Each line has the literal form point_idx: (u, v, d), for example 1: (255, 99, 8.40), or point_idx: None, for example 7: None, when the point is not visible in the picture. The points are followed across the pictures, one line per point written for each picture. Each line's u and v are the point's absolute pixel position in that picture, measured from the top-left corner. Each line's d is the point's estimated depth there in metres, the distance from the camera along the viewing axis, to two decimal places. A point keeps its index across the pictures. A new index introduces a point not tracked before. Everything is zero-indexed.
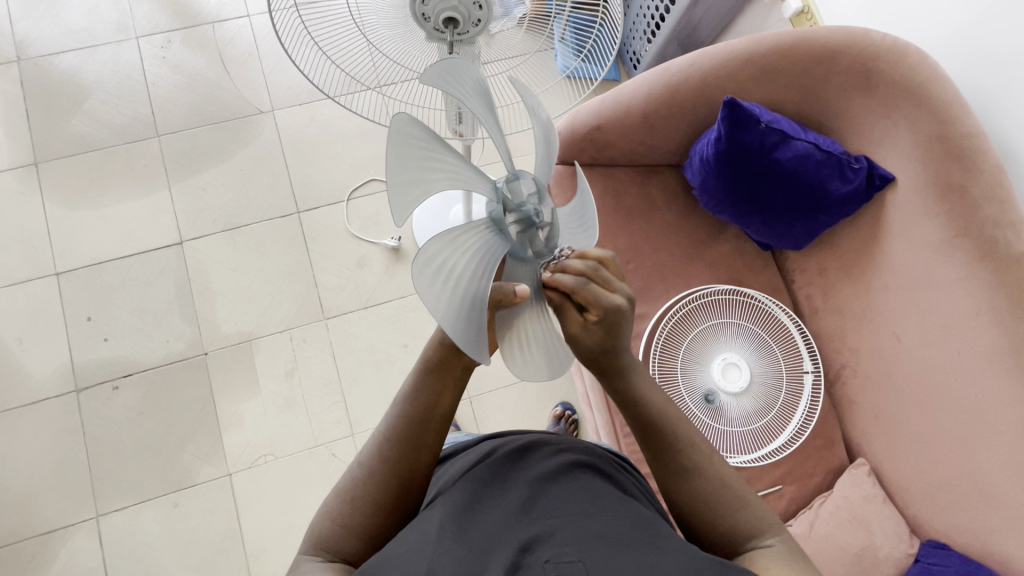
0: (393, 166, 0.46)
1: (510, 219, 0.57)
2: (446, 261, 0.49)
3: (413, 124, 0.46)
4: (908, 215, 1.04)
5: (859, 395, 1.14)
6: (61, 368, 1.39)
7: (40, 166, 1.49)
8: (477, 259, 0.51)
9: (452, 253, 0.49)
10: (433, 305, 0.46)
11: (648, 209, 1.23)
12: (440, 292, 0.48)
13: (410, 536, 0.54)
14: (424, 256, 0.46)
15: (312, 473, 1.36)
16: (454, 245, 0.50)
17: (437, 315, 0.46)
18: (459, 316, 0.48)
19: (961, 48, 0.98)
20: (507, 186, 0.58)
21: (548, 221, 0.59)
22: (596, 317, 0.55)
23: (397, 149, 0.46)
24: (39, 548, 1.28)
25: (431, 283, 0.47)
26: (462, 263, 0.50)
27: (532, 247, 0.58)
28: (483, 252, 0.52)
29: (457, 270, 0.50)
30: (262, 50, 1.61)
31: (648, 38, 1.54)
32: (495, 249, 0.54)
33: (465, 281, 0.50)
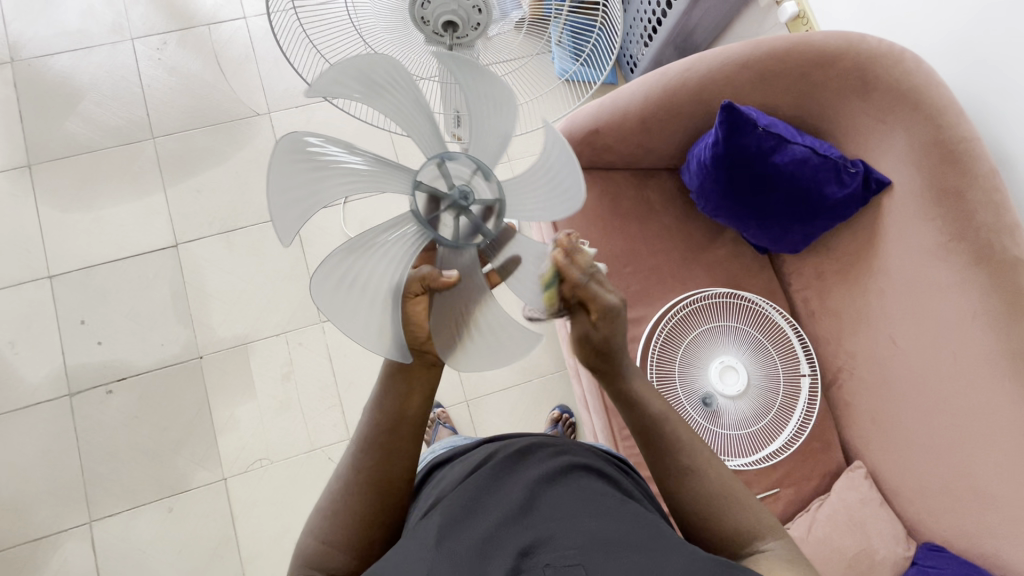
0: (279, 183, 0.52)
1: (442, 210, 0.58)
2: (355, 270, 0.57)
3: (294, 137, 0.51)
4: (903, 219, 1.04)
5: (855, 398, 1.14)
6: (54, 372, 1.37)
7: (34, 168, 1.48)
8: (393, 261, 0.58)
9: (363, 262, 0.57)
10: (342, 316, 0.55)
11: (645, 213, 1.23)
12: (350, 300, 0.56)
13: (410, 542, 0.53)
14: (326, 270, 0.55)
15: (309, 477, 1.36)
16: (361, 253, 0.57)
17: (343, 324, 0.55)
18: (373, 317, 0.56)
19: (956, 54, 0.99)
20: (436, 174, 0.58)
21: (487, 199, 0.58)
22: (603, 311, 0.57)
23: (280, 166, 0.51)
24: (32, 555, 1.27)
25: (335, 293, 0.56)
26: (374, 269, 0.57)
27: (467, 231, 0.59)
28: (398, 250, 0.58)
29: (370, 276, 0.57)
30: (259, 53, 1.61)
31: (644, 42, 1.55)
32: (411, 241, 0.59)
33: (373, 283, 0.57)
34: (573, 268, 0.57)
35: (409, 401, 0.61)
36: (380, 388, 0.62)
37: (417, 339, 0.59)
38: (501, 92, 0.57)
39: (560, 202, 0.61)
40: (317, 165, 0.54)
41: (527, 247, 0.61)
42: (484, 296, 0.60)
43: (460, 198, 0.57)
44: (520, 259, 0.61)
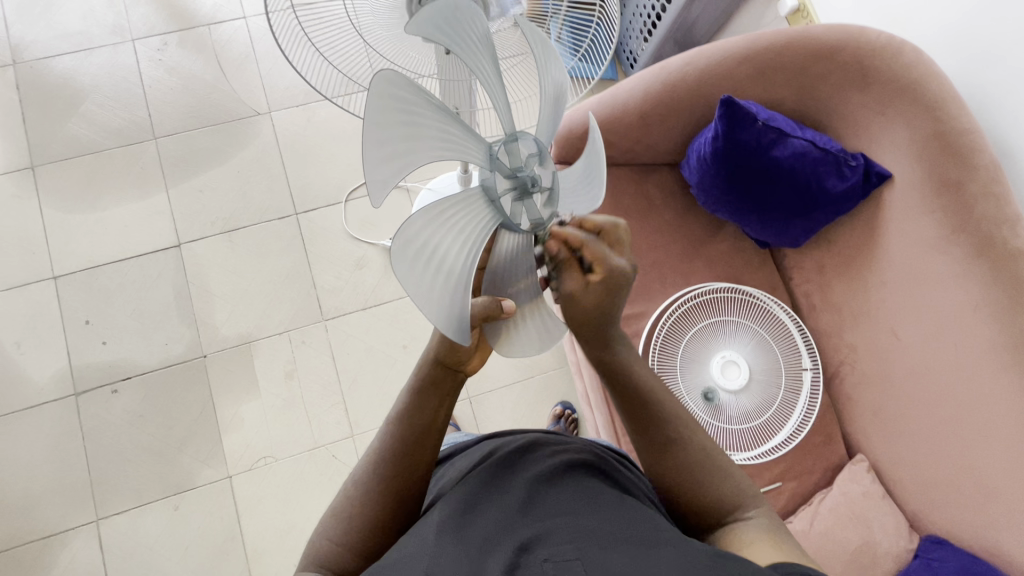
0: (376, 132, 0.45)
1: (507, 188, 0.56)
2: (428, 237, 0.48)
3: (395, 80, 0.45)
4: (905, 212, 1.04)
5: (858, 392, 1.14)
6: (60, 372, 1.38)
7: (37, 170, 1.49)
8: (462, 241, 0.51)
9: (432, 231, 0.49)
10: (419, 291, 0.45)
11: (646, 208, 1.23)
12: (421, 265, 0.47)
13: (411, 539, 0.54)
14: (407, 234, 0.46)
15: (313, 474, 1.37)
16: (431, 223, 0.49)
17: (422, 301, 0.45)
18: (447, 300, 0.47)
19: (956, 47, 0.99)
20: (506, 153, 0.56)
21: (546, 185, 0.59)
22: (607, 269, 0.58)
23: (379, 107, 0.44)
24: (40, 553, 1.28)
25: (411, 268, 0.45)
26: (447, 245, 0.50)
27: (527, 215, 0.58)
28: (464, 227, 0.52)
29: (442, 249, 0.49)
30: (259, 52, 1.61)
31: (644, 37, 1.54)
32: (478, 221, 0.54)
33: (446, 265, 0.49)
34: (579, 228, 0.59)
35: (438, 416, 0.63)
36: (405, 400, 0.63)
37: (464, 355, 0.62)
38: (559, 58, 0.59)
39: (584, 197, 0.62)
40: (406, 121, 0.48)
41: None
42: (533, 302, 0.63)
43: (528, 182, 0.57)
44: None
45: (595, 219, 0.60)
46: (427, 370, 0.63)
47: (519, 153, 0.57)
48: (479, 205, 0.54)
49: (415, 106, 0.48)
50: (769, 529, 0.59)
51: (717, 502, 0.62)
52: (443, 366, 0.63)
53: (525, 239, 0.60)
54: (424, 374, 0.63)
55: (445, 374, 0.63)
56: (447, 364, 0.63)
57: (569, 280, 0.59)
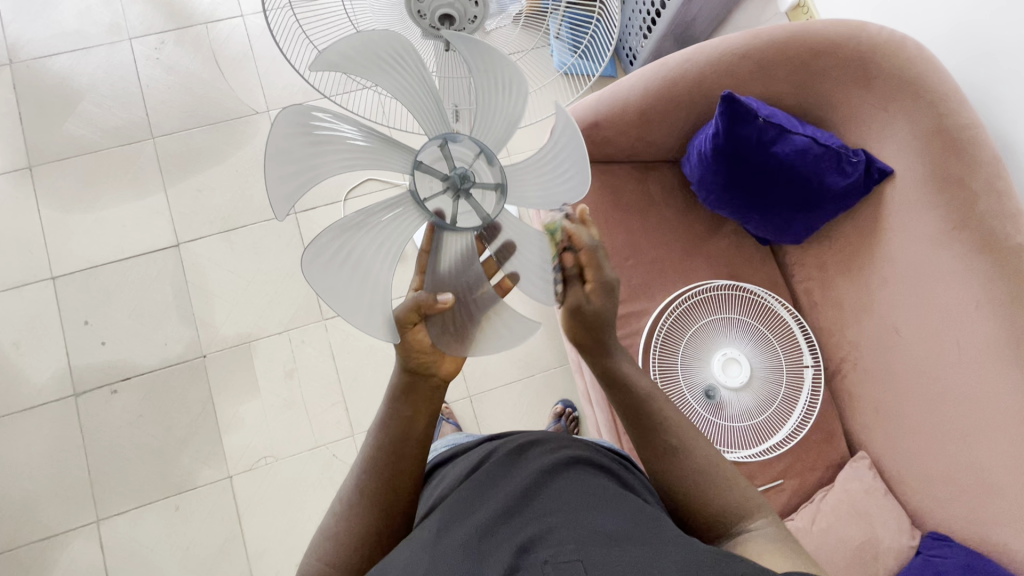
0: (279, 157, 0.50)
1: (440, 189, 0.58)
2: (347, 246, 0.55)
3: (297, 110, 0.49)
4: (907, 208, 1.04)
5: (859, 389, 1.14)
6: (59, 373, 1.38)
7: (34, 170, 1.48)
8: (387, 246, 0.57)
9: (353, 240, 0.55)
10: (334, 294, 0.53)
11: (646, 206, 1.23)
12: (338, 273, 0.54)
13: (412, 542, 0.54)
14: (322, 245, 0.53)
15: (313, 474, 1.36)
16: (350, 233, 0.55)
17: (334, 300, 0.53)
18: (365, 299, 0.55)
19: (957, 41, 0.98)
20: (432, 163, 0.58)
21: (489, 182, 0.60)
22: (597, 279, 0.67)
23: (280, 139, 0.49)
24: (41, 554, 1.28)
25: (328, 271, 0.53)
26: (370, 252, 0.56)
27: (465, 212, 0.59)
28: (390, 232, 0.58)
29: (364, 253, 0.56)
30: (257, 50, 1.60)
31: (643, 34, 1.54)
32: (406, 225, 0.58)
33: (368, 269, 0.56)
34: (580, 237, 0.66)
35: (415, 421, 0.63)
36: (382, 410, 0.63)
37: (430, 361, 0.61)
38: (520, 79, 0.57)
39: (565, 185, 0.66)
40: (316, 141, 0.52)
41: (521, 237, 0.63)
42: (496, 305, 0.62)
43: (460, 179, 0.58)
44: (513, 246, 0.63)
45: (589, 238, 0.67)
46: (400, 377, 0.62)
47: (451, 155, 0.58)
48: (406, 203, 0.58)
49: (326, 126, 0.52)
50: (776, 539, 0.58)
51: (723, 511, 0.62)
52: (413, 373, 0.62)
53: (469, 238, 0.60)
54: (397, 382, 0.62)
55: (416, 380, 0.62)
56: (415, 371, 0.62)
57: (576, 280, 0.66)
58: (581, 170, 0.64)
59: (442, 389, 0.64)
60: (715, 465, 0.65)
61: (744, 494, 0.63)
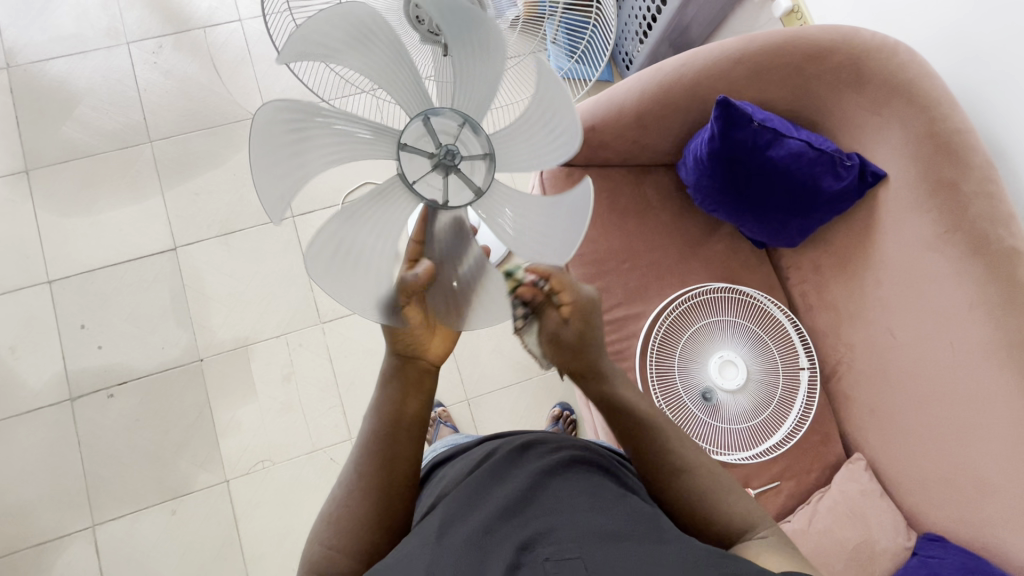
0: (319, 29, 0.54)
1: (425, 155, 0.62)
2: (304, 134, 0.57)
3: (361, 9, 0.54)
4: (901, 212, 1.04)
5: (855, 391, 1.15)
6: (55, 377, 1.38)
7: (31, 173, 1.48)
8: (331, 160, 0.60)
9: (311, 134, 0.57)
10: (265, 149, 0.54)
11: (642, 209, 1.23)
12: (282, 145, 0.55)
13: (412, 540, 0.54)
14: (290, 114, 0.55)
15: (311, 478, 1.36)
16: (311, 127, 0.57)
17: (258, 153, 0.53)
18: (284, 173, 0.56)
19: (948, 46, 1.00)
20: (422, 133, 0.63)
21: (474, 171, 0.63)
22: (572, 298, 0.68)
23: (333, 19, 0.54)
24: (36, 559, 1.27)
25: (276, 133, 0.54)
26: (316, 156, 0.59)
27: (432, 187, 0.63)
28: (341, 150, 0.60)
29: (315, 141, 0.58)
30: (255, 54, 1.61)
31: (639, 39, 1.55)
32: (368, 151, 0.62)
33: (308, 156, 0.58)
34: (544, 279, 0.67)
35: (407, 402, 0.65)
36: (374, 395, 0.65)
37: (415, 343, 0.64)
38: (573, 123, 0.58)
39: (552, 148, 0.63)
40: (353, 40, 0.57)
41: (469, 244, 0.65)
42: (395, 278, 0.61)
43: (447, 157, 0.62)
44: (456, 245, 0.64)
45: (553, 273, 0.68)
46: (390, 362, 0.65)
47: (452, 134, 0.63)
48: (388, 138, 0.62)
49: (369, 33, 0.57)
50: (777, 543, 0.60)
51: (727, 521, 0.63)
52: (401, 357, 0.65)
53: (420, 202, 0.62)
54: (387, 367, 0.65)
55: (405, 363, 0.65)
56: (402, 354, 0.65)
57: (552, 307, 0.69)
58: (564, 137, 0.61)
59: (431, 373, 0.67)
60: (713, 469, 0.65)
61: (746, 507, 0.64)
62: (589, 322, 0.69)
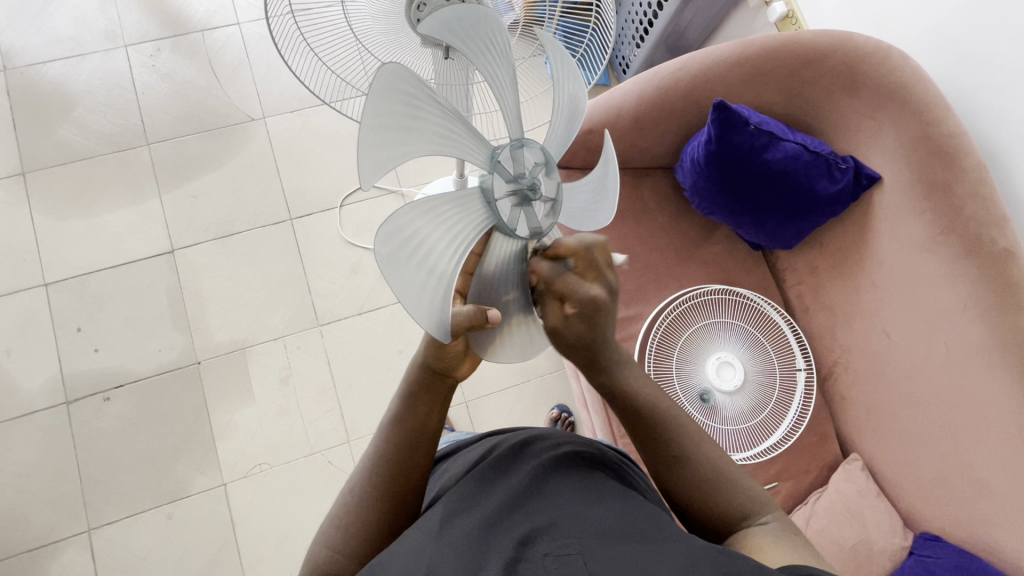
0: (461, 19, 0.53)
1: (507, 190, 0.58)
2: (413, 115, 0.51)
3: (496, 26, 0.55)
4: (895, 214, 1.06)
5: (852, 391, 1.16)
6: (51, 380, 1.37)
7: (28, 176, 1.48)
8: (429, 150, 0.54)
9: (417, 117, 0.52)
10: (380, 109, 0.47)
11: (640, 211, 1.24)
12: (393, 115, 0.49)
13: (413, 534, 0.54)
14: (412, 89, 0.50)
15: (309, 481, 1.36)
16: (421, 110, 0.52)
17: (373, 106, 0.46)
18: (384, 142, 0.49)
19: (941, 51, 1.01)
20: (509, 156, 0.59)
21: (545, 197, 0.61)
22: (578, 302, 0.60)
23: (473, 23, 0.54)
24: (31, 564, 1.26)
25: (394, 99, 0.48)
26: (417, 143, 0.53)
27: (504, 211, 0.58)
28: (436, 139, 0.55)
29: (417, 128, 0.52)
30: (253, 58, 1.61)
31: (637, 43, 1.56)
32: (459, 150, 0.57)
33: (409, 141, 0.52)
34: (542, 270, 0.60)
35: (430, 418, 0.63)
36: (398, 405, 0.64)
37: (451, 362, 0.62)
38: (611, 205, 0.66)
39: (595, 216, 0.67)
40: (483, 50, 0.56)
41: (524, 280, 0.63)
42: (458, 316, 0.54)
43: (528, 190, 0.59)
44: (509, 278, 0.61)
45: (544, 265, 0.60)
46: (420, 374, 0.63)
47: (524, 161, 0.59)
48: (479, 145, 0.58)
49: (494, 48, 0.57)
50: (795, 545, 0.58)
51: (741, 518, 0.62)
52: (435, 372, 0.63)
53: (499, 231, 0.59)
54: (416, 379, 0.64)
55: (436, 379, 0.63)
56: (435, 370, 0.63)
57: (546, 309, 0.61)
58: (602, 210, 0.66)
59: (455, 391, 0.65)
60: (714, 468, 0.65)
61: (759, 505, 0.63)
62: (596, 326, 0.62)
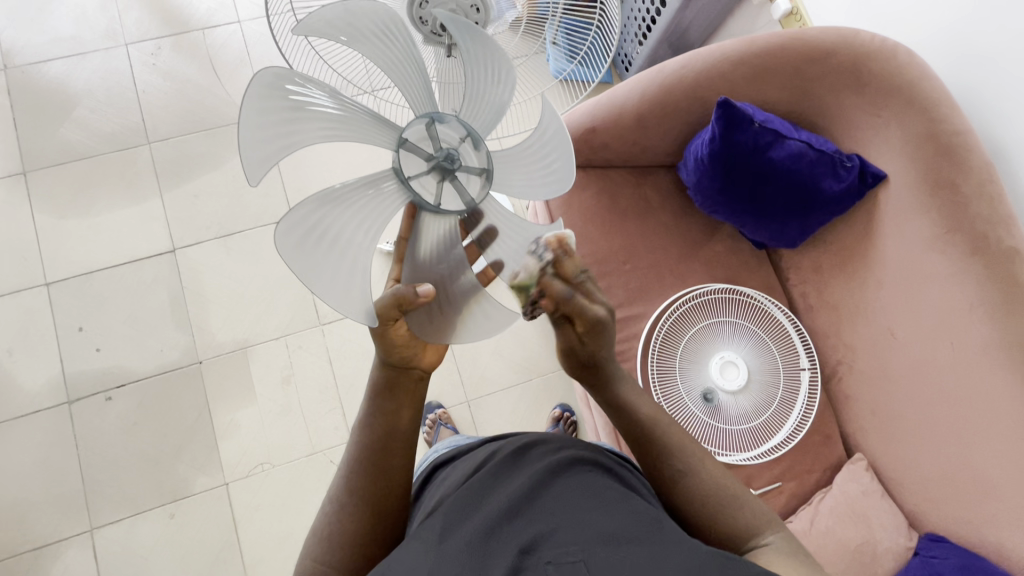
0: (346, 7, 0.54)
1: (426, 168, 0.60)
2: (300, 106, 0.52)
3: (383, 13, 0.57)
4: (901, 213, 1.05)
5: (856, 392, 1.15)
6: (53, 380, 1.37)
7: (29, 175, 1.47)
8: (324, 137, 0.55)
9: (305, 108, 0.53)
10: (258, 107, 0.48)
11: (643, 210, 1.23)
12: (274, 110, 0.50)
13: (413, 542, 0.54)
14: (294, 82, 0.51)
15: (311, 480, 1.36)
16: (308, 101, 0.53)
17: (248, 106, 0.47)
18: (267, 138, 0.50)
19: (948, 49, 1.00)
20: (424, 133, 0.60)
21: (473, 167, 0.62)
22: (586, 321, 0.62)
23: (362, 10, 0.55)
24: (32, 564, 1.26)
25: (273, 95, 0.50)
26: (310, 131, 0.54)
27: (426, 189, 0.60)
28: (332, 124, 0.56)
29: (307, 120, 0.53)
30: (254, 56, 1.61)
31: (639, 41, 1.56)
32: (365, 134, 0.57)
33: (301, 133, 0.53)
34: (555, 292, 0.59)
35: (399, 418, 0.63)
36: (367, 409, 0.63)
37: (409, 355, 0.62)
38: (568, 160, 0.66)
39: (547, 180, 0.68)
40: (381, 35, 0.59)
41: (500, 221, 0.66)
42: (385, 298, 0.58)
43: (446, 161, 0.60)
44: (453, 249, 0.63)
45: (557, 290, 0.59)
46: (383, 372, 0.63)
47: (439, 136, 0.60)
48: (390, 128, 0.59)
49: (398, 34, 0.59)
50: (789, 552, 0.58)
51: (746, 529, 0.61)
52: (395, 368, 0.62)
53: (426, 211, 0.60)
54: (379, 379, 0.63)
55: (401, 375, 0.63)
56: (397, 366, 0.62)
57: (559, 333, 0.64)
58: (564, 173, 0.67)
59: (424, 381, 0.65)
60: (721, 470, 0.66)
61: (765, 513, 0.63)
62: (603, 339, 0.64)
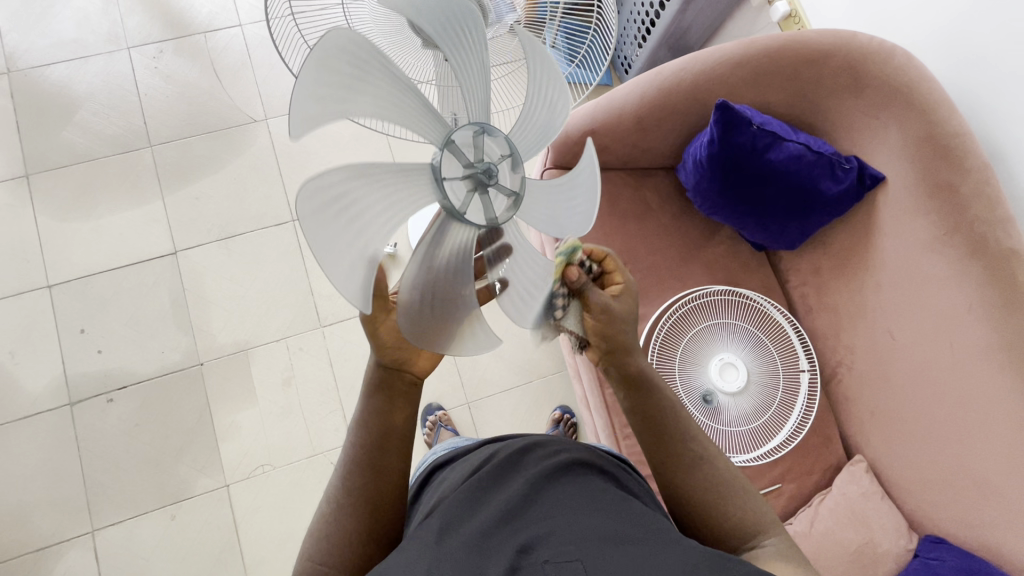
0: None
1: (462, 172, 0.55)
2: (359, 76, 0.49)
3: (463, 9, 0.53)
4: (900, 214, 1.05)
5: (856, 393, 1.15)
6: (54, 381, 1.37)
7: (32, 178, 1.48)
8: (372, 115, 0.51)
9: (363, 81, 0.49)
10: (321, 67, 0.45)
11: (643, 212, 1.24)
12: (335, 73, 0.46)
13: (410, 542, 0.54)
14: (361, 50, 0.48)
15: (311, 481, 1.36)
16: (369, 74, 0.50)
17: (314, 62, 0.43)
18: (321, 100, 0.46)
19: (946, 51, 1.00)
20: (470, 141, 0.56)
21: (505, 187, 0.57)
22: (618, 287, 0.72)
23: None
24: (33, 565, 1.27)
25: (339, 58, 0.46)
26: (362, 105, 0.50)
27: (456, 194, 0.54)
28: (383, 104, 0.52)
29: (362, 92, 0.50)
30: (255, 59, 1.61)
31: (638, 43, 1.56)
32: (415, 123, 0.55)
33: (353, 105, 0.49)
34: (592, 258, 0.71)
35: (394, 417, 0.63)
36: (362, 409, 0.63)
37: (402, 356, 0.62)
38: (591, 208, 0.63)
39: (571, 217, 0.64)
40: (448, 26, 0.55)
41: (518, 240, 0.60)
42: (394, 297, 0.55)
43: (483, 174, 0.55)
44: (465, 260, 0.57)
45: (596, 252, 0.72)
46: (376, 372, 0.63)
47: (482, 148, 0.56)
48: (438, 123, 0.56)
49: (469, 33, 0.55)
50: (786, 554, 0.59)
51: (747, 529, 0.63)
52: (388, 368, 0.63)
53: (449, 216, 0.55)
54: (372, 378, 0.63)
55: (393, 375, 0.63)
56: (390, 366, 0.62)
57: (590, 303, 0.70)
58: (590, 209, 0.63)
59: (416, 385, 0.65)
60: (717, 471, 0.66)
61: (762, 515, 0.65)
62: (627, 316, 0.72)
